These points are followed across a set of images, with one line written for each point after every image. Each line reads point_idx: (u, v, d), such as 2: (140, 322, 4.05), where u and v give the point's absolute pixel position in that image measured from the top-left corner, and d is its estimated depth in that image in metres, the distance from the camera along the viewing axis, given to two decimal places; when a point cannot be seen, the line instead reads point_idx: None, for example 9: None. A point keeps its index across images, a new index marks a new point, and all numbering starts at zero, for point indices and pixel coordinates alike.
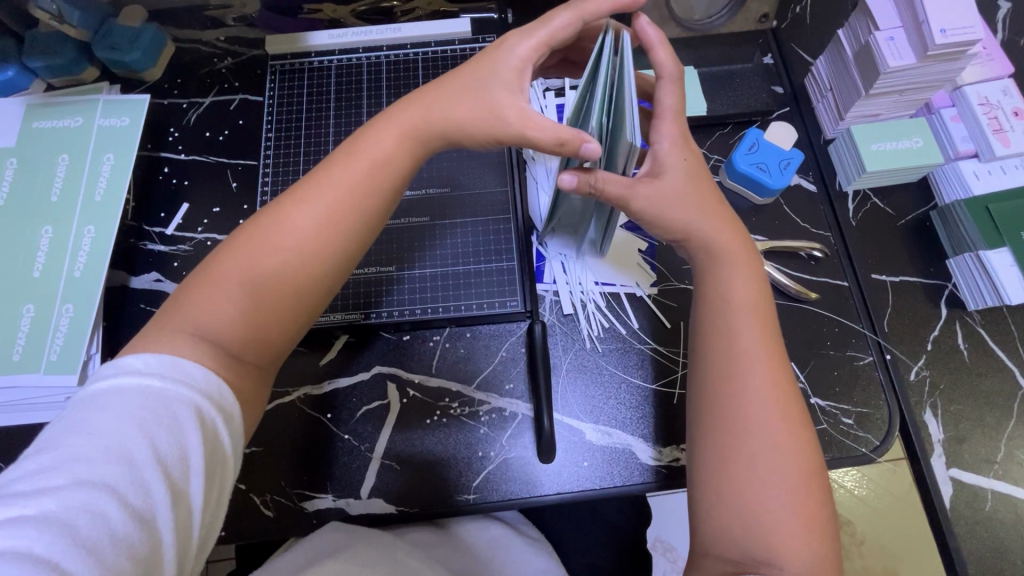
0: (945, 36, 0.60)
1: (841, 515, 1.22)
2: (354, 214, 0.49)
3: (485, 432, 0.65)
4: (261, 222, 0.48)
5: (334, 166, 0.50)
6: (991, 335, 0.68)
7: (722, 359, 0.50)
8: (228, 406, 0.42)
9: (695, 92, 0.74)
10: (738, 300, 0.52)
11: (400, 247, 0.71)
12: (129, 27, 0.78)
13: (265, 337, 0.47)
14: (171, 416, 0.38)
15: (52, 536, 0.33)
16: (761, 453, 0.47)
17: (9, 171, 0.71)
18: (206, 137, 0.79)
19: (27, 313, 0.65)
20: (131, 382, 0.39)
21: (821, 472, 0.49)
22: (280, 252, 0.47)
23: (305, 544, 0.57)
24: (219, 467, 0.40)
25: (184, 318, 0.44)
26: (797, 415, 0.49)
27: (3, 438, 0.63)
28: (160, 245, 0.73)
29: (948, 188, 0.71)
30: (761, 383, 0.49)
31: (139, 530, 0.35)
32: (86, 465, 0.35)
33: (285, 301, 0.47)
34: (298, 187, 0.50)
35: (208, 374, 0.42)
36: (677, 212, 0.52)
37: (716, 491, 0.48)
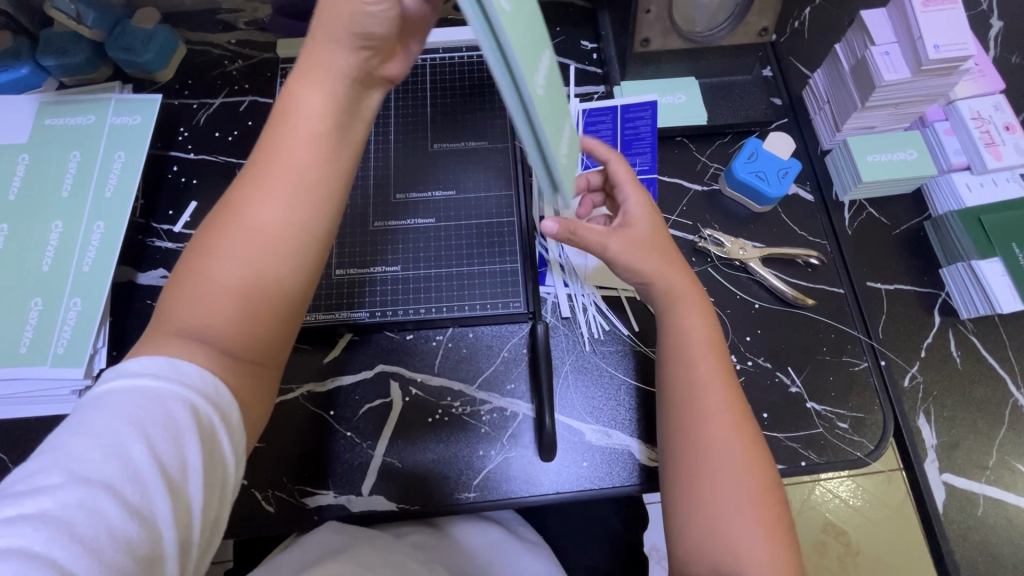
0: (938, 52, 0.62)
1: (836, 525, 1.23)
2: (307, 187, 0.47)
3: (486, 432, 0.66)
4: (218, 220, 0.46)
5: (274, 145, 0.47)
6: (983, 344, 0.69)
7: (685, 386, 0.54)
8: (225, 404, 0.42)
9: (696, 102, 0.78)
10: (697, 333, 0.57)
11: (367, 248, 0.72)
12: (142, 29, 0.80)
13: (258, 331, 0.45)
14: (166, 415, 0.38)
15: (50, 534, 0.33)
16: (726, 472, 0.51)
17: (21, 167, 0.72)
18: (216, 137, 0.80)
19: (35, 307, 0.65)
20: (127, 383, 0.39)
21: (778, 487, 0.52)
22: (255, 244, 0.45)
23: (305, 543, 0.58)
24: (218, 465, 0.40)
25: (168, 328, 0.43)
26: (750, 434, 0.53)
27: (11, 428, 0.64)
28: (168, 242, 0.74)
29: (941, 200, 0.72)
30: (722, 407, 0.53)
31: (138, 528, 0.35)
32: (84, 464, 0.35)
33: (273, 292, 0.46)
34: (249, 172, 0.47)
35: (202, 370, 0.41)
36: (644, 260, 0.58)
37: (688, 507, 0.51)
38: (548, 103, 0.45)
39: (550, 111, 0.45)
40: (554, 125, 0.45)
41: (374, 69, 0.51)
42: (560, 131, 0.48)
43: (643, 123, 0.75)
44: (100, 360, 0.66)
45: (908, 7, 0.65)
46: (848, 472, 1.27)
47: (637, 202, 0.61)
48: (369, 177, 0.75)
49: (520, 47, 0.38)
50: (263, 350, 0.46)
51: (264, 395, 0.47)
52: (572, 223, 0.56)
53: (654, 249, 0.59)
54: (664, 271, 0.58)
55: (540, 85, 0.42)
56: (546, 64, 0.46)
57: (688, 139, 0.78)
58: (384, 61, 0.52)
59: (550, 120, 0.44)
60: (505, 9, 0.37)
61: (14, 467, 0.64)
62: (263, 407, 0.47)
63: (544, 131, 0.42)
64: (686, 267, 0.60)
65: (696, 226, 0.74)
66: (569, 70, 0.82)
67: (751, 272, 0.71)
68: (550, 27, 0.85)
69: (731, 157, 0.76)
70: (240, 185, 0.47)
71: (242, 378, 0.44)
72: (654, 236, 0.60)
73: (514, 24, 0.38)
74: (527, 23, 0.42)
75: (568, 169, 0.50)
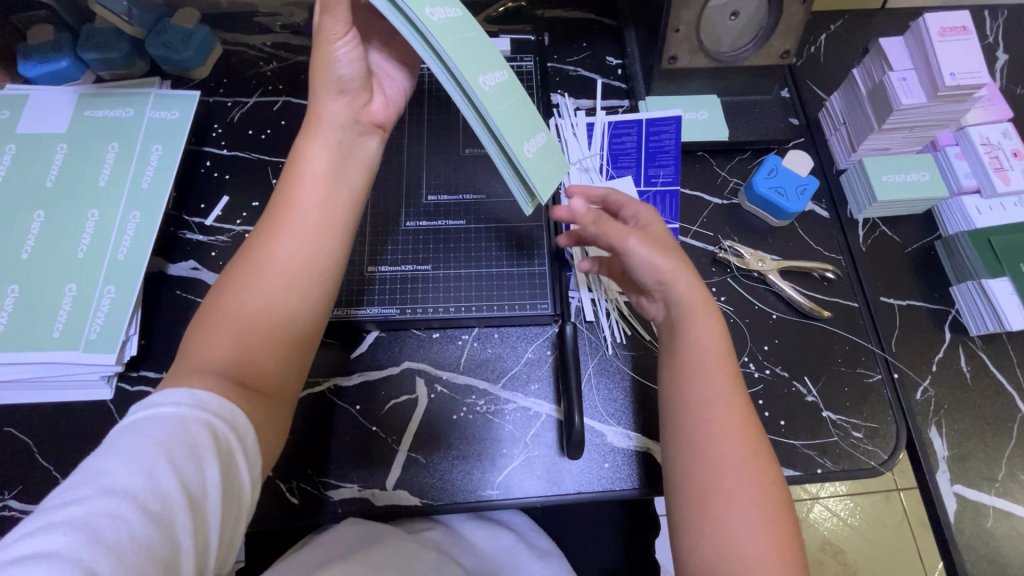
0: (954, 79, 0.66)
1: (835, 544, 1.24)
2: (318, 234, 0.56)
3: (510, 430, 0.67)
4: (234, 268, 0.54)
5: (283, 198, 0.56)
6: (992, 360, 0.71)
7: (698, 404, 0.55)
8: (241, 429, 0.46)
9: (717, 119, 0.80)
10: (706, 344, 0.58)
11: (384, 248, 0.73)
12: (182, 28, 0.83)
13: (267, 364, 0.52)
14: (188, 434, 0.42)
15: (77, 537, 0.34)
16: (737, 489, 0.51)
17: (59, 156, 0.73)
18: (249, 135, 0.82)
19: (68, 293, 0.66)
20: (152, 410, 0.43)
21: (790, 507, 0.53)
22: (271, 285, 0.53)
23: (324, 539, 0.61)
24: (232, 484, 0.44)
25: (188, 364, 0.49)
26: (762, 453, 0.53)
27: (41, 411, 0.65)
28: (199, 235, 0.76)
29: (951, 221, 0.75)
30: (733, 428, 0.54)
31: (158, 533, 0.37)
32: (111, 476, 0.38)
33: (285, 327, 0.53)
34: (267, 226, 0.55)
35: (219, 398, 0.45)
36: (662, 257, 0.60)
37: (699, 527, 0.51)
38: (506, 102, 0.52)
39: (512, 106, 0.52)
40: (514, 119, 0.52)
41: (360, 114, 0.60)
42: (526, 126, 0.53)
43: (668, 136, 0.78)
44: (131, 347, 0.67)
45: (925, 36, 0.68)
46: (846, 491, 1.29)
47: (644, 207, 0.65)
48: (400, 179, 0.77)
49: (457, 52, 0.48)
50: (271, 381, 0.52)
51: (276, 420, 0.52)
52: (597, 216, 0.62)
53: (667, 247, 0.62)
54: (681, 272, 0.60)
55: (491, 84, 0.50)
56: (506, 76, 0.53)
57: (710, 154, 0.81)
58: (367, 103, 0.60)
59: (506, 113, 0.51)
60: (436, 24, 0.47)
61: (39, 450, 0.64)
62: (275, 432, 0.51)
63: (495, 119, 0.50)
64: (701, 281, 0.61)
65: (717, 238, 0.76)
66: (596, 84, 0.85)
67: (769, 284, 0.73)
68: (576, 43, 0.88)
69: (750, 173, 0.79)
70: (254, 236, 0.55)
71: (254, 403, 0.49)
72: (664, 233, 0.63)
73: (452, 37, 0.48)
74: (479, 43, 0.51)
75: (541, 157, 0.54)
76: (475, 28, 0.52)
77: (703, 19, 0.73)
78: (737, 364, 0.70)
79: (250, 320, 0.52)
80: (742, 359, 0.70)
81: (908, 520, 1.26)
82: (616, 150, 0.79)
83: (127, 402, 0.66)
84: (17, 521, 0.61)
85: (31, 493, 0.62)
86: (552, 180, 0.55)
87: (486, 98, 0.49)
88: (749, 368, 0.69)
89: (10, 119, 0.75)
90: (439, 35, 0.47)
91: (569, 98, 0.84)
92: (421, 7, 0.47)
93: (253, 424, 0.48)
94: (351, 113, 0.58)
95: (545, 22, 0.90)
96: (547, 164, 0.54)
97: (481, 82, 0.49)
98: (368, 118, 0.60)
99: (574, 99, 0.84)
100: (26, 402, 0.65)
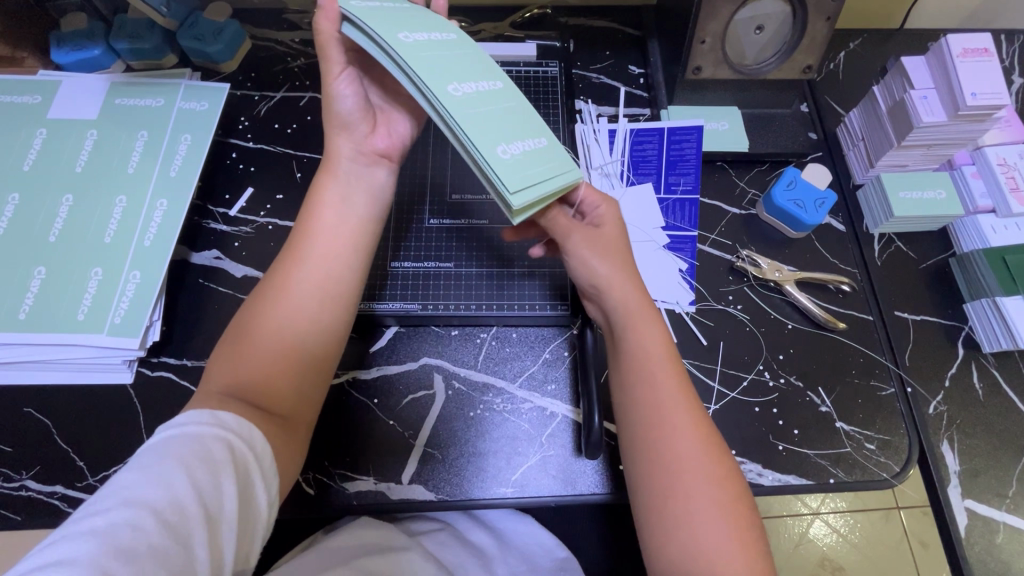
0: (975, 99, 0.67)
1: (835, 561, 1.23)
2: (334, 262, 0.56)
3: (527, 429, 0.67)
4: (257, 293, 0.56)
5: (303, 225, 0.58)
6: (1004, 377, 0.72)
7: (652, 404, 0.55)
8: (258, 447, 0.47)
9: (736, 132, 0.82)
10: (649, 348, 0.57)
11: (407, 241, 0.74)
12: (214, 22, 0.84)
13: (284, 393, 0.52)
14: (206, 450, 0.43)
15: (96, 545, 0.35)
16: (700, 486, 0.51)
17: (88, 141, 0.74)
18: (275, 129, 0.83)
19: (95, 277, 0.67)
20: (172, 430, 0.44)
21: (748, 497, 0.53)
22: (290, 313, 0.54)
23: (327, 545, 0.64)
24: (247, 497, 0.44)
25: (212, 388, 0.50)
26: (715, 446, 0.53)
27: (63, 392, 0.66)
28: (223, 225, 0.76)
29: (966, 239, 0.76)
30: (686, 425, 0.54)
31: (176, 541, 0.38)
32: (131, 489, 0.39)
33: (302, 356, 0.54)
34: (288, 254, 0.57)
35: (238, 418, 0.47)
36: (604, 262, 0.59)
37: (664, 526, 0.51)
38: (486, 107, 0.49)
39: (488, 111, 0.49)
40: (487, 123, 0.48)
41: (364, 145, 0.62)
42: (511, 132, 0.49)
43: (689, 146, 0.80)
44: (154, 333, 0.67)
45: (947, 56, 0.70)
46: (846, 507, 1.29)
47: (606, 203, 0.62)
48: (424, 178, 0.78)
49: (423, 66, 0.48)
50: (289, 408, 0.53)
51: (292, 445, 0.52)
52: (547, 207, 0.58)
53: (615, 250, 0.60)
54: (618, 277, 0.59)
55: (463, 92, 0.49)
56: (501, 85, 0.52)
57: (729, 165, 0.82)
58: (370, 133, 0.62)
59: (479, 118, 0.48)
60: (405, 44, 0.49)
61: (58, 430, 0.65)
62: (292, 458, 0.52)
63: (461, 121, 0.47)
64: (639, 284, 0.60)
65: (735, 246, 0.77)
66: (618, 92, 0.86)
67: (785, 294, 0.74)
68: (601, 51, 0.90)
69: (768, 184, 0.80)
70: (277, 263, 0.57)
71: (269, 427, 0.50)
72: (614, 232, 0.61)
73: (424, 55, 0.49)
74: (468, 60, 0.52)
75: (521, 158, 0.48)
76: (461, 47, 0.53)
77: (729, 32, 0.75)
78: (752, 372, 0.70)
79: (269, 346, 0.53)
80: (757, 368, 0.70)
81: (909, 539, 1.26)
82: (636, 157, 0.80)
83: (147, 387, 0.67)
84: (34, 500, 0.62)
85: (48, 473, 0.63)
86: (536, 185, 0.47)
87: (451, 101, 0.47)
88: (763, 376, 0.70)
89: (42, 104, 0.76)
90: (405, 51, 0.48)
91: (592, 105, 0.85)
92: (393, 32, 0.50)
93: (270, 446, 0.49)
94: (354, 145, 0.61)
95: (570, 29, 0.92)
96: (532, 166, 0.48)
97: (452, 89, 0.48)
98: (371, 148, 0.62)
99: (596, 106, 0.85)
100: (47, 382, 0.66)
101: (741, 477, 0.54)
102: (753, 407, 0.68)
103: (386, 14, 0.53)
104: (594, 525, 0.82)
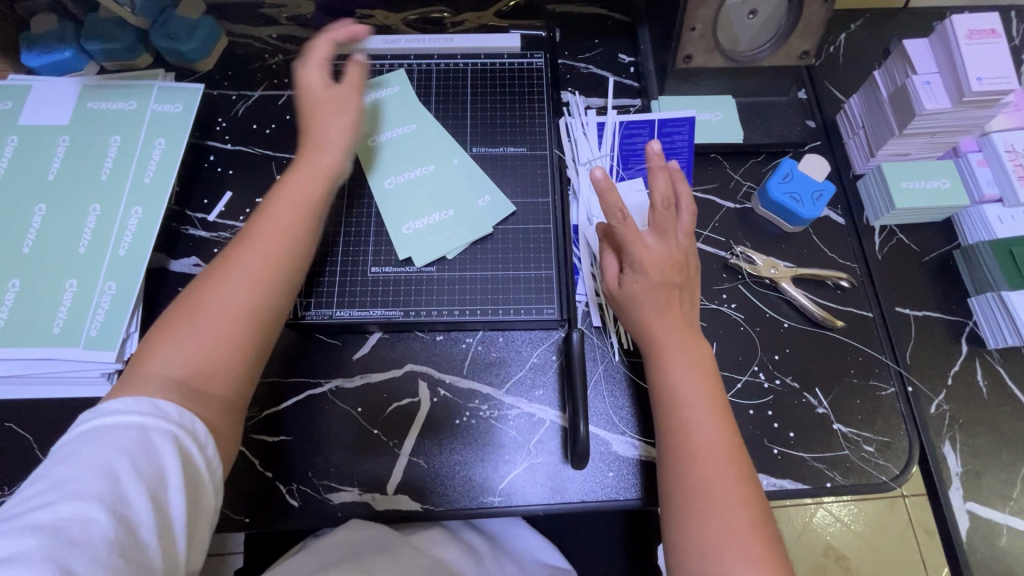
0: (981, 84, 0.64)
1: (837, 550, 1.23)
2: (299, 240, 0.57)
3: (513, 435, 0.66)
4: (219, 264, 0.54)
5: (274, 204, 0.58)
6: (1009, 374, 0.69)
7: (688, 439, 0.55)
8: (202, 437, 0.45)
9: (732, 121, 0.78)
10: (685, 384, 0.58)
11: (387, 244, 0.72)
12: (187, 19, 0.81)
13: (227, 373, 0.50)
14: (150, 445, 0.42)
15: (46, 540, 0.36)
16: (730, 527, 0.50)
17: (60, 148, 0.72)
18: (254, 129, 0.81)
19: (69, 288, 0.66)
20: (111, 420, 0.42)
21: (780, 542, 0.51)
22: (248, 284, 0.53)
23: (321, 544, 0.64)
24: (196, 487, 0.44)
25: (150, 368, 0.47)
26: (748, 486, 0.52)
27: (41, 406, 0.65)
28: (202, 231, 0.75)
29: (971, 230, 0.73)
30: (718, 462, 0.53)
31: (125, 534, 0.38)
32: (75, 483, 0.39)
33: (251, 332, 0.52)
34: (251, 229, 0.57)
35: (181, 408, 0.45)
36: (648, 277, 0.61)
37: (687, 561, 0.51)
38: (409, 194, 0.74)
39: (409, 197, 0.73)
40: (403, 207, 0.73)
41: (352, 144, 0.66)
42: (420, 211, 0.73)
43: (681, 138, 0.76)
44: (132, 345, 0.66)
45: (952, 38, 0.66)
46: (850, 496, 1.27)
47: (665, 249, 0.61)
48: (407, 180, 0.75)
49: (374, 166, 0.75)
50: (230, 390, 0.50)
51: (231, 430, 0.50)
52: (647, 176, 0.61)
53: (667, 278, 0.61)
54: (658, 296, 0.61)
55: (395, 184, 0.74)
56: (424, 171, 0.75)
57: (722, 156, 0.79)
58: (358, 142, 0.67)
59: (399, 204, 0.73)
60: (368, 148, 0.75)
61: (39, 445, 0.64)
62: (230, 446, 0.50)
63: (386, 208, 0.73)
64: (688, 323, 0.62)
65: (729, 242, 0.74)
66: (607, 81, 0.83)
67: (781, 291, 0.71)
68: (589, 39, 0.86)
69: (764, 176, 0.77)
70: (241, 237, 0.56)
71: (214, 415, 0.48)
72: (672, 263, 0.61)
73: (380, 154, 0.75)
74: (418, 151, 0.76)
75: (419, 233, 0.72)
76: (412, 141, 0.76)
77: (721, 18, 0.71)
78: (747, 373, 0.68)
79: (222, 319, 0.51)
80: (752, 369, 0.68)
81: (913, 527, 1.24)
82: (627, 151, 0.77)
83: None
84: None
85: None
86: (426, 250, 0.71)
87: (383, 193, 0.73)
88: (759, 377, 0.68)
89: (12, 110, 0.74)
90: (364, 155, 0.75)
91: (580, 96, 0.82)
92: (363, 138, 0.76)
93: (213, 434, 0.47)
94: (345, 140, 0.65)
95: (556, 16, 0.88)
96: (427, 238, 0.71)
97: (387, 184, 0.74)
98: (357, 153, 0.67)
99: (584, 98, 0.82)
100: (27, 397, 0.65)
101: (773, 519, 0.52)
102: (748, 409, 0.66)
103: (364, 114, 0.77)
104: (587, 529, 0.81)
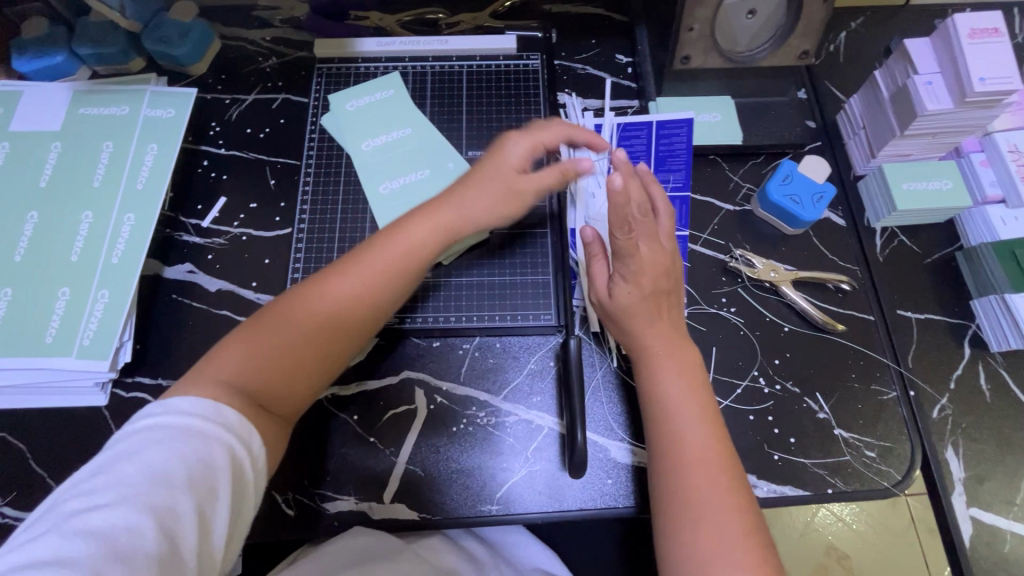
0: (984, 84, 0.63)
1: (839, 549, 1.22)
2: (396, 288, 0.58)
3: (511, 442, 0.65)
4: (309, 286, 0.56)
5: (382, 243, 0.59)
6: (1012, 377, 0.69)
7: (677, 445, 0.54)
8: (254, 451, 0.45)
9: (732, 122, 0.78)
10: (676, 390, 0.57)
11: None
12: (179, 22, 0.80)
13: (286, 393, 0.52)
14: (206, 457, 0.42)
15: (94, 546, 0.36)
16: (721, 534, 0.50)
17: (52, 155, 0.72)
18: (248, 133, 0.80)
19: (62, 297, 0.65)
20: (177, 422, 0.42)
21: (773, 549, 0.50)
22: (329, 314, 0.54)
23: (320, 553, 0.62)
24: (241, 503, 0.43)
25: (213, 372, 0.48)
26: (739, 492, 0.52)
27: (34, 416, 0.65)
28: (195, 237, 0.74)
29: (974, 231, 0.73)
30: (709, 467, 0.53)
31: (168, 548, 0.38)
32: (130, 487, 0.39)
33: (317, 359, 0.54)
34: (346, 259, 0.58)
35: (240, 417, 0.45)
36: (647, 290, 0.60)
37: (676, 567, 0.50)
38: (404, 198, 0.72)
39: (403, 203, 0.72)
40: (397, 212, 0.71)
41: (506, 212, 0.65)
42: None
43: (679, 140, 0.74)
44: (125, 354, 0.65)
45: (954, 37, 0.65)
46: None
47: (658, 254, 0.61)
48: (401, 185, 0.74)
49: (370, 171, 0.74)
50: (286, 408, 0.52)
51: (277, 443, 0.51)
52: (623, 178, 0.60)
53: (659, 285, 0.61)
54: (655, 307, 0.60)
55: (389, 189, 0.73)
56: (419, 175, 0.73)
57: (721, 158, 0.78)
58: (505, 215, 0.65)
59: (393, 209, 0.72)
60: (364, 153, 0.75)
61: (33, 456, 0.63)
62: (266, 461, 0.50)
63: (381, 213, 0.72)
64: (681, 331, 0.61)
65: (728, 246, 0.74)
66: (604, 82, 0.82)
67: (781, 295, 0.70)
68: (586, 40, 0.85)
69: (764, 178, 0.76)
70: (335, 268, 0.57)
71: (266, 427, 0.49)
72: (660, 267, 0.61)
73: (375, 159, 0.74)
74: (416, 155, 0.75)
75: None
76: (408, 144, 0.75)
77: (719, 18, 0.70)
78: (747, 379, 0.67)
79: (297, 344, 0.53)
80: (752, 374, 0.67)
81: (916, 526, 1.23)
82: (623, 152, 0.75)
83: (122, 408, 0.65)
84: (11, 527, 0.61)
85: (24, 500, 0.62)
86: None
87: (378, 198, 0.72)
88: (759, 382, 0.67)
89: (2, 117, 0.73)
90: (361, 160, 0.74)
91: (576, 98, 0.81)
92: (359, 143, 0.75)
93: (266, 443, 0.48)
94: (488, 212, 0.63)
95: (553, 17, 0.87)
96: None
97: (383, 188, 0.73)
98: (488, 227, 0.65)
99: (582, 99, 0.81)
100: (20, 407, 0.64)
101: (766, 525, 0.51)
102: (748, 415, 0.66)
103: (362, 118, 0.77)
104: (586, 533, 0.81)
